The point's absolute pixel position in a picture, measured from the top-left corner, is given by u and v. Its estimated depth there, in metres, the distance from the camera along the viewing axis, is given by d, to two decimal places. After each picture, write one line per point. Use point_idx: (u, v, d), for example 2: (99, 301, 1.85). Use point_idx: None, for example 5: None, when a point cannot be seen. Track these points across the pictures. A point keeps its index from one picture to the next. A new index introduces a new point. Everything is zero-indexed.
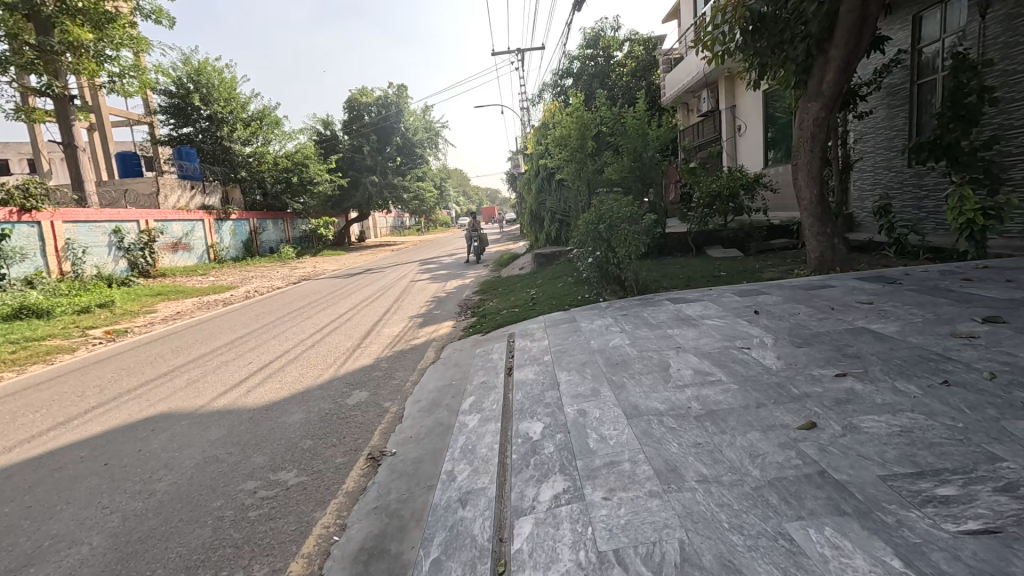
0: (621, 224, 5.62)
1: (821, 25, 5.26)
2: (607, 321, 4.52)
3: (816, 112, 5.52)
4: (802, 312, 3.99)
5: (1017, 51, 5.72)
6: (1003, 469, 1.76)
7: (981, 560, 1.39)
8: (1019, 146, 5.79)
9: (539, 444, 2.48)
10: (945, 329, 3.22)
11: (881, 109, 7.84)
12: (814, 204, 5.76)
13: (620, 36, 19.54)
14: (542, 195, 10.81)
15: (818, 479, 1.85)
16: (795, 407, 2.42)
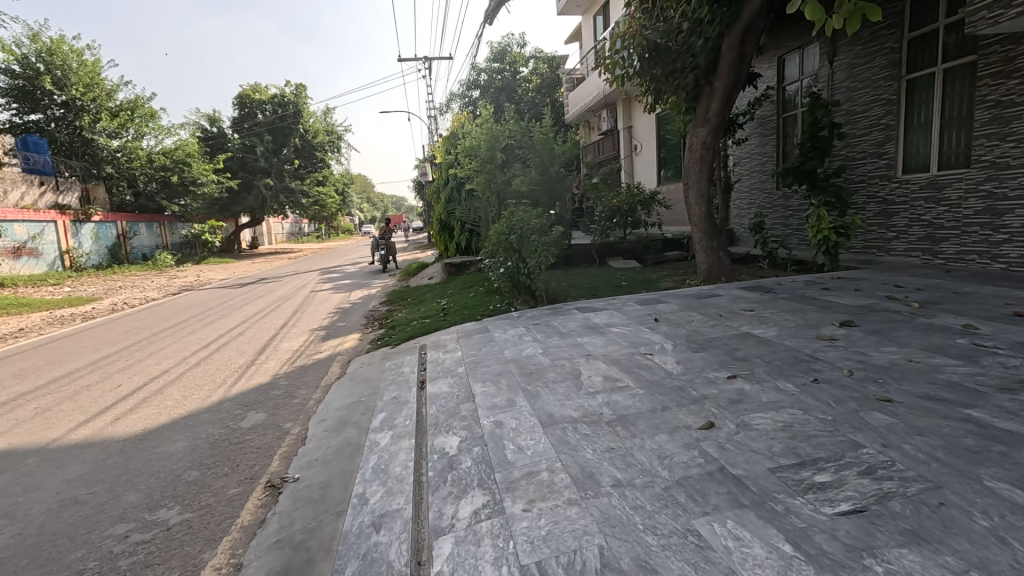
0: (531, 235, 5.76)
1: (707, 59, 5.81)
2: (520, 331, 4.58)
3: (704, 137, 6.07)
4: (696, 319, 4.33)
5: (857, 94, 6.76)
6: (865, 454, 2.03)
7: (854, 537, 1.57)
8: (860, 175, 6.83)
9: (457, 459, 2.42)
10: (812, 333, 3.67)
11: (754, 137, 8.86)
12: (704, 220, 6.31)
13: (526, 53, 20.21)
14: (452, 204, 10.74)
15: (719, 475, 2.00)
16: (696, 409, 2.61)
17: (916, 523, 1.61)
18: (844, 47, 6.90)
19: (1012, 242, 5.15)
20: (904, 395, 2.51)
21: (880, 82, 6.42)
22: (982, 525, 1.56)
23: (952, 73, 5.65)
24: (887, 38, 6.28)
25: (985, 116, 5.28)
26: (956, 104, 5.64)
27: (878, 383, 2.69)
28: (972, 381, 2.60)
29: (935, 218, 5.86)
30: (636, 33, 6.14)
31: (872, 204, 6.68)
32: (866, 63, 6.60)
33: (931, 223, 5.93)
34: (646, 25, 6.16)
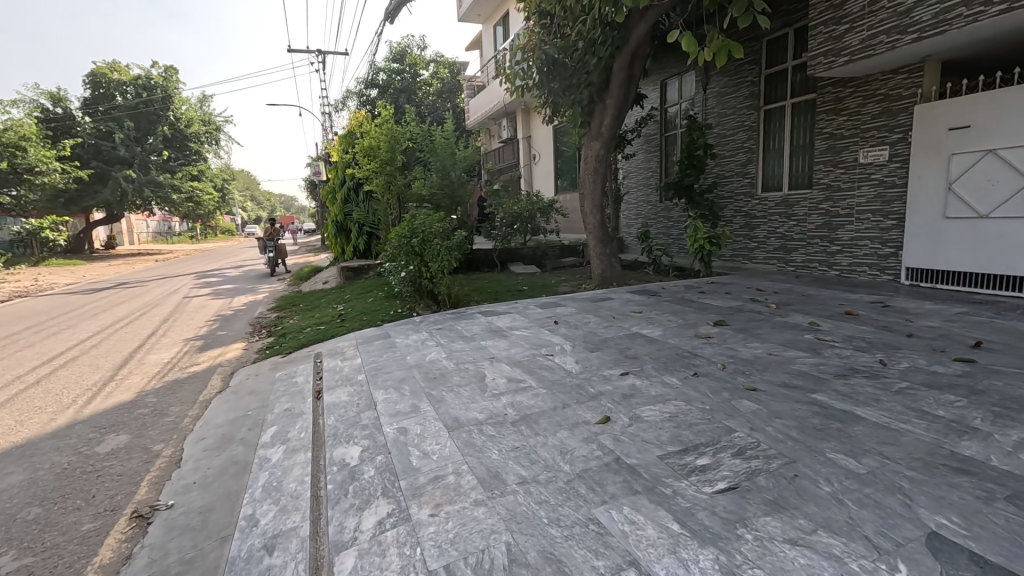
0: (433, 239, 5.75)
1: (600, 76, 6.19)
2: (423, 335, 4.52)
3: (598, 150, 6.46)
4: (592, 321, 4.58)
5: (726, 119, 7.63)
6: (737, 438, 2.29)
7: (729, 511, 1.77)
8: (728, 192, 7.70)
9: (358, 469, 2.33)
10: (692, 331, 4.06)
11: (641, 153, 9.62)
12: (598, 228, 6.71)
13: (426, 56, 20.01)
14: (349, 205, 10.25)
15: (615, 466, 2.14)
16: (593, 405, 2.76)
17: (777, 494, 1.85)
18: (715, 77, 7.76)
19: (843, 253, 6.13)
20: (765, 384, 2.88)
21: (744, 110, 7.30)
22: (826, 490, 1.84)
23: (798, 107, 6.61)
24: (749, 72, 7.18)
25: (822, 145, 6.23)
26: (802, 133, 6.60)
27: (745, 374, 3.06)
28: (816, 369, 3.06)
29: (787, 230, 6.79)
30: (535, 46, 6.37)
31: (738, 218, 7.57)
32: (733, 93, 7.47)
33: (784, 235, 6.86)
34: (544, 39, 6.41)
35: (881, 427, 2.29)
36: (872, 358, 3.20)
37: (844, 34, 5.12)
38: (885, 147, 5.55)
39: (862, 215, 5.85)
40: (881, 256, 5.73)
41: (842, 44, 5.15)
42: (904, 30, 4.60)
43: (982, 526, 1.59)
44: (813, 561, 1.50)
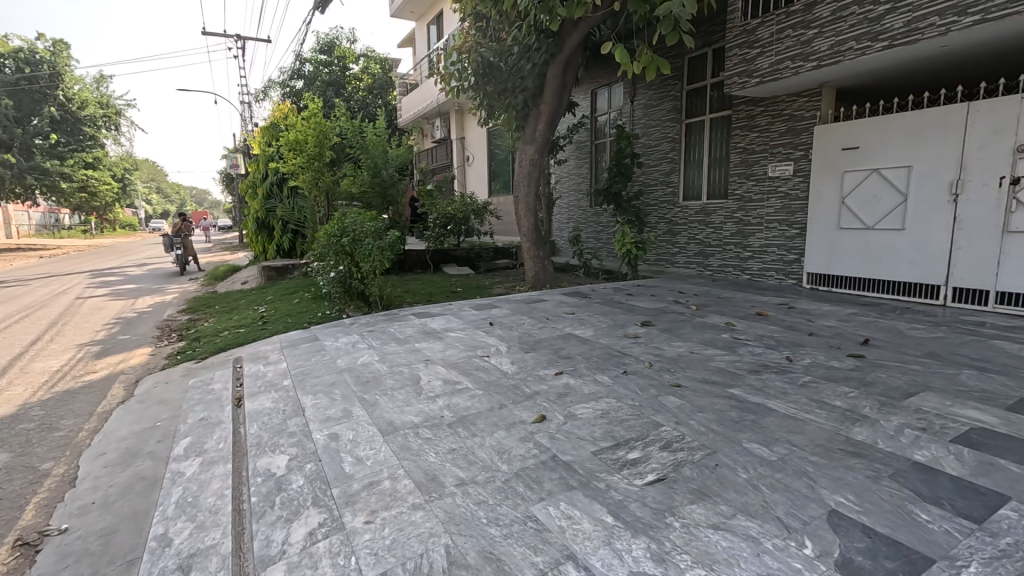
0: (365, 238, 5.57)
1: (535, 82, 6.29)
2: (353, 338, 4.37)
3: (532, 154, 6.57)
4: (526, 322, 4.65)
5: (652, 130, 8.03)
6: (664, 431, 2.42)
7: (658, 501, 1.87)
8: (653, 199, 8.12)
9: (286, 479, 2.21)
10: (621, 331, 4.24)
11: (572, 159, 9.90)
12: (531, 231, 6.82)
13: (356, 50, 19.38)
14: (271, 201, 9.67)
15: (551, 463, 2.18)
16: (529, 404, 2.81)
17: (701, 483, 1.98)
18: (642, 89, 8.16)
19: (754, 258, 6.65)
20: (688, 381, 3.07)
21: (668, 122, 7.73)
22: (743, 477, 1.99)
23: (716, 122, 7.10)
24: (672, 87, 7.61)
25: (736, 159, 6.73)
26: (719, 146, 7.09)
27: (670, 371, 3.24)
28: (733, 366, 3.30)
29: (706, 237, 7.27)
30: (471, 48, 6.35)
31: (662, 224, 7.99)
32: (658, 105, 7.88)
33: (702, 241, 7.34)
34: (480, 41, 6.41)
35: (788, 417, 2.51)
36: (780, 354, 3.50)
37: (756, 57, 5.57)
38: (790, 162, 6.09)
39: (770, 224, 6.38)
40: (786, 262, 6.28)
41: (754, 66, 5.60)
42: (805, 57, 5.09)
43: (872, 502, 1.80)
44: (733, 543, 1.62)
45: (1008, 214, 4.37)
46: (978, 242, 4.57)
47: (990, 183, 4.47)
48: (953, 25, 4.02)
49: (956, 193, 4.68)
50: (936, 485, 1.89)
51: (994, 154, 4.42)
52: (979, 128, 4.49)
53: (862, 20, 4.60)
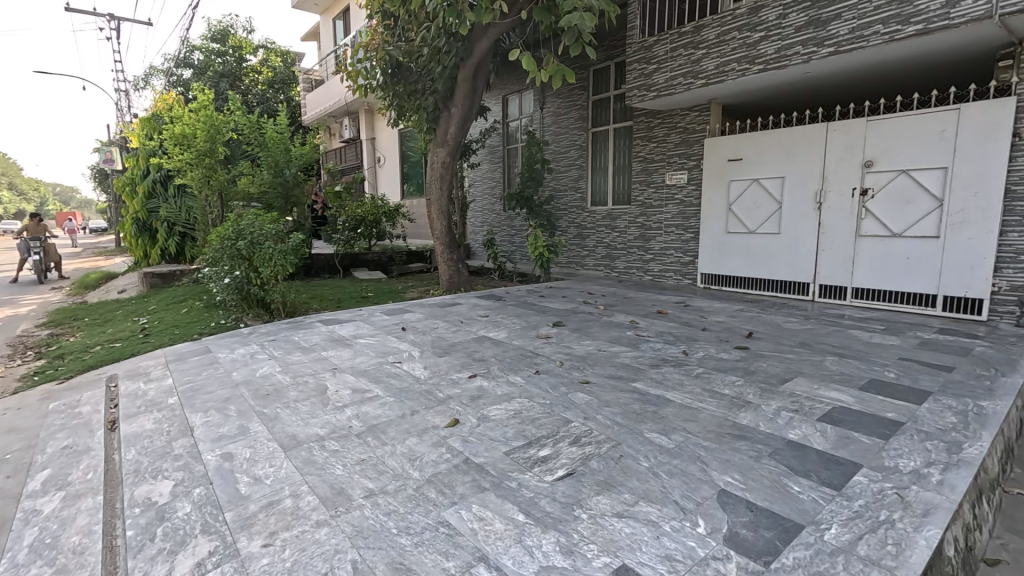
0: (264, 241, 5.22)
1: (445, 85, 6.22)
2: (252, 349, 4.06)
3: (443, 157, 6.52)
4: (440, 326, 4.60)
5: (561, 138, 8.32)
6: (574, 427, 2.50)
7: (567, 495, 1.93)
8: (564, 204, 8.40)
9: (170, 506, 1.99)
10: (534, 332, 4.34)
11: (485, 163, 9.98)
12: (444, 234, 6.78)
13: (253, 41, 18.11)
14: (153, 200, 8.73)
15: (464, 466, 2.17)
16: (442, 409, 2.77)
17: (606, 474, 2.07)
18: (550, 97, 8.42)
19: (655, 260, 7.11)
20: (596, 377, 3.20)
21: (575, 131, 8.06)
22: (644, 466, 2.11)
23: (619, 132, 7.51)
24: (579, 97, 7.94)
25: (638, 167, 7.16)
26: (622, 155, 7.51)
27: (579, 369, 3.36)
28: (636, 361, 3.50)
29: (612, 240, 7.65)
30: (378, 46, 6.14)
31: (572, 228, 8.30)
32: (566, 114, 8.19)
33: (609, 245, 7.72)
34: (388, 40, 6.23)
35: (684, 407, 2.70)
36: (677, 348, 3.77)
37: (653, 72, 5.98)
38: (684, 172, 6.60)
39: (669, 228, 6.87)
40: (682, 263, 6.78)
41: (652, 81, 6.00)
42: (695, 75, 5.54)
43: (753, 479, 1.99)
44: (635, 529, 1.71)
45: (860, 220, 5.04)
46: (838, 244, 5.24)
47: (845, 193, 5.13)
48: (813, 54, 4.59)
49: (820, 202, 5.33)
50: (805, 459, 2.13)
51: (848, 167, 5.08)
52: (835, 145, 5.15)
53: (741, 45, 5.10)
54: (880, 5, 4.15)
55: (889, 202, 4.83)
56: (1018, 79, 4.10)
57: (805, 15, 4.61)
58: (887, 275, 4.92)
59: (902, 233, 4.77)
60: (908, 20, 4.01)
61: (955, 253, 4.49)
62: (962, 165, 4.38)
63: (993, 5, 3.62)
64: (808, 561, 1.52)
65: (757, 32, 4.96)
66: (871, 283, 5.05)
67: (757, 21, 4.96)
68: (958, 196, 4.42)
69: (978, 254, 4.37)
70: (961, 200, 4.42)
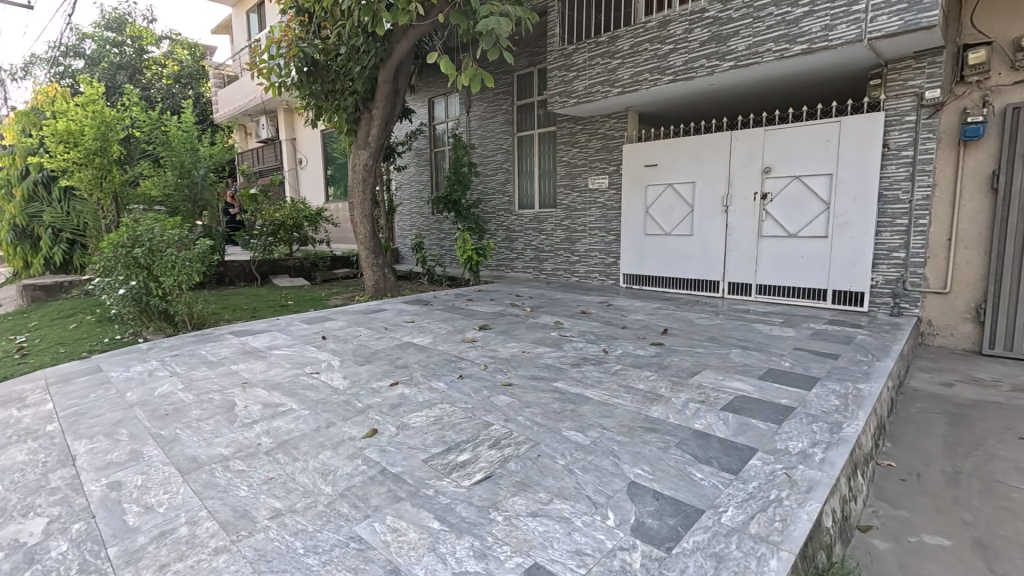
0: (166, 248, 4.83)
1: (365, 86, 6.04)
2: (150, 366, 3.73)
3: (366, 159, 6.35)
4: (363, 334, 4.46)
5: (487, 142, 8.37)
6: (494, 430, 2.51)
7: (484, 499, 1.93)
8: (492, 207, 8.44)
9: (42, 547, 1.78)
10: (459, 336, 4.32)
11: (412, 166, 9.82)
12: (369, 239, 6.60)
13: (155, 31, 16.70)
14: (35, 205, 7.81)
15: (380, 477, 2.11)
16: (360, 419, 2.68)
17: (523, 475, 2.09)
18: (476, 102, 8.44)
19: (580, 262, 7.32)
20: (518, 379, 3.24)
21: (501, 135, 8.14)
22: (560, 463, 2.16)
23: (543, 137, 7.67)
24: (504, 101, 8.02)
25: (562, 171, 7.35)
26: (547, 159, 7.68)
27: (503, 371, 3.39)
28: (558, 361, 3.57)
29: (539, 243, 7.79)
30: (292, 42, 5.86)
31: (501, 231, 8.35)
32: (492, 118, 8.25)
33: (537, 247, 7.85)
34: (303, 37, 5.97)
35: (601, 403, 2.80)
36: (598, 347, 3.90)
37: (573, 80, 6.16)
38: (605, 176, 6.85)
39: (593, 231, 7.10)
40: (606, 264, 7.03)
41: (572, 88, 6.18)
42: (612, 84, 5.77)
43: (661, 469, 2.09)
44: (549, 527, 1.74)
45: (761, 223, 5.46)
46: (743, 244, 5.64)
47: (748, 197, 5.54)
48: (716, 67, 4.92)
49: (726, 206, 5.71)
50: (708, 447, 2.27)
51: (749, 173, 5.49)
52: (738, 153, 5.55)
53: (653, 56, 5.37)
54: (771, 25, 4.53)
55: (785, 205, 5.27)
56: (884, 96, 4.65)
57: (707, 30, 4.93)
58: (786, 272, 5.36)
59: (797, 233, 5.21)
60: (795, 40, 4.41)
61: (841, 250, 4.98)
62: (844, 171, 4.87)
63: (863, 30, 4.08)
64: (706, 544, 1.62)
65: (667, 45, 5.25)
66: (772, 280, 5.48)
67: (666, 35, 5.24)
68: (842, 200, 4.91)
69: (859, 251, 4.88)
70: (844, 202, 4.91)
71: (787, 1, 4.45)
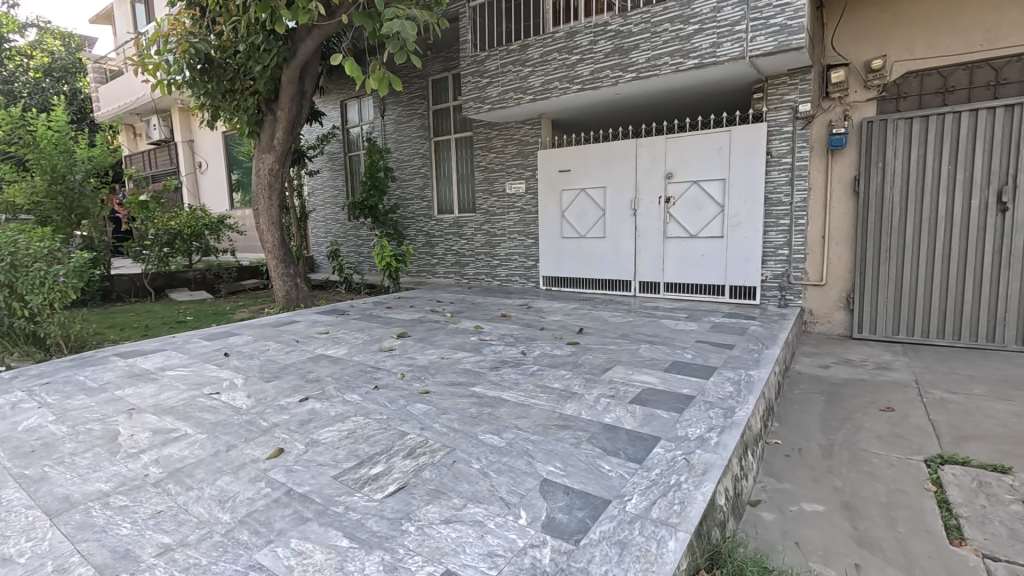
0: (32, 263, 4.26)
1: (267, 86, 5.73)
2: (14, 397, 3.28)
3: (271, 163, 6.01)
4: (271, 348, 4.21)
5: (404, 146, 8.23)
6: (409, 439, 2.47)
7: (396, 510, 1.89)
8: (410, 213, 8.32)
9: None
10: (376, 346, 4.20)
11: (325, 170, 9.44)
12: (277, 247, 6.26)
13: (19, 17, 14.78)
14: None
15: (285, 498, 2.00)
16: (265, 439, 2.53)
17: (437, 482, 2.07)
18: (391, 105, 8.28)
19: (501, 265, 7.39)
20: (436, 385, 3.21)
21: (418, 140, 8.04)
22: (475, 467, 2.17)
23: (460, 142, 7.68)
24: (419, 105, 7.94)
25: (480, 175, 7.39)
26: (465, 164, 7.69)
27: (420, 379, 3.34)
28: (477, 365, 3.59)
29: (460, 248, 7.78)
30: (182, 37, 5.42)
31: (421, 237, 8.24)
32: (407, 122, 8.14)
33: (457, 253, 7.83)
34: (195, 32, 5.54)
35: (517, 405, 2.84)
36: (516, 349, 3.96)
37: (486, 86, 6.22)
38: (521, 181, 6.98)
39: (511, 235, 7.20)
40: (526, 267, 7.15)
41: (485, 94, 6.25)
42: (523, 91, 5.90)
43: (572, 465, 2.16)
44: (462, 533, 1.74)
45: (666, 225, 5.82)
46: (651, 246, 5.97)
47: (653, 201, 5.88)
48: (619, 78, 5.19)
49: (635, 209, 6.02)
50: (616, 439, 2.38)
51: (654, 178, 5.82)
52: (643, 159, 5.88)
53: (562, 66, 5.55)
54: (666, 40, 4.85)
55: (687, 207, 5.65)
56: (766, 108, 5.13)
57: (611, 43, 5.19)
58: (690, 269, 5.74)
59: (698, 234, 5.61)
60: (687, 54, 4.76)
61: (735, 248, 5.43)
62: (735, 176, 5.32)
63: (745, 49, 4.49)
64: (612, 532, 1.69)
65: (574, 55, 5.45)
66: (678, 278, 5.84)
67: (573, 45, 5.45)
68: (734, 203, 5.36)
69: (751, 249, 5.34)
70: (737, 205, 5.35)
71: (680, 18, 4.78)
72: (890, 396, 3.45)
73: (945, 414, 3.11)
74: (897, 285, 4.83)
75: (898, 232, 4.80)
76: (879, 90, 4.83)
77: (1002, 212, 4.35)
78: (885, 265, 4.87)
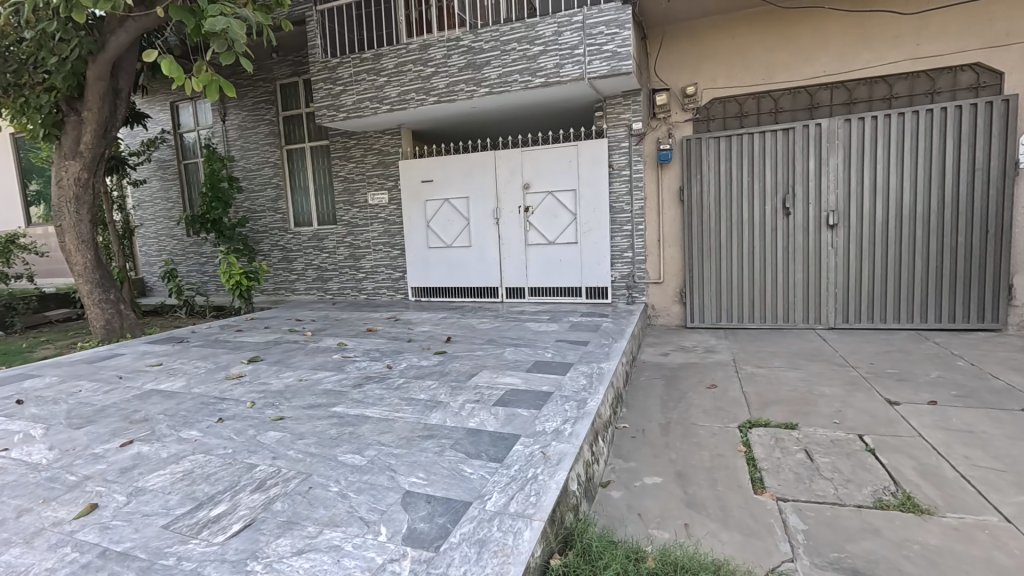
0: None
1: (67, 82, 4.89)
2: None
3: (78, 171, 5.13)
4: (84, 388, 3.57)
5: (250, 153, 7.57)
6: (258, 472, 2.27)
7: (240, 550, 1.73)
8: (262, 226, 7.65)
9: None
10: (222, 374, 3.79)
11: (153, 180, 8.29)
12: (91, 270, 5.34)
13: None
14: None
15: (99, 561, 1.72)
16: (71, 497, 2.14)
17: (289, 513, 1.94)
18: (233, 109, 7.56)
19: (367, 278, 7.14)
20: (291, 410, 2.99)
21: (266, 147, 7.45)
22: (333, 491, 2.07)
23: (315, 151, 7.29)
24: (266, 110, 7.37)
25: (339, 186, 7.07)
26: (322, 174, 7.31)
27: (274, 405, 3.08)
28: (339, 384, 3.42)
29: (321, 262, 7.35)
30: None
31: (276, 251, 7.62)
32: (253, 128, 7.49)
33: (319, 267, 7.39)
34: None
35: (381, 421, 2.77)
36: (382, 364, 3.85)
37: (340, 93, 5.99)
38: (384, 191, 6.83)
39: (376, 247, 7.01)
40: (393, 279, 7.00)
41: (339, 102, 6.01)
42: (379, 100, 5.79)
43: (434, 473, 2.16)
44: (316, 562, 1.64)
45: (526, 232, 6.11)
46: (514, 253, 6.23)
47: (513, 210, 6.14)
48: (474, 92, 5.35)
49: (497, 218, 6.23)
50: (478, 442, 2.44)
51: (513, 189, 6.10)
52: (501, 171, 6.12)
53: (417, 77, 5.57)
54: (515, 59, 5.13)
55: (544, 216, 6.00)
56: (606, 125, 5.67)
57: (463, 57, 5.34)
58: (550, 274, 6.09)
59: (555, 240, 5.99)
60: (535, 73, 5.08)
61: (588, 253, 5.90)
62: (584, 187, 5.79)
63: (583, 71, 4.92)
64: (471, 533, 1.73)
65: (428, 67, 5.50)
66: (540, 283, 6.17)
67: (427, 58, 5.49)
68: (584, 211, 5.83)
69: (601, 253, 5.85)
70: (587, 213, 5.83)
71: (526, 39, 5.08)
72: (714, 375, 4.01)
73: (754, 385, 3.70)
74: (718, 278, 5.65)
75: (716, 234, 5.61)
76: (693, 112, 5.63)
77: (787, 216, 5.34)
78: (708, 262, 5.66)
